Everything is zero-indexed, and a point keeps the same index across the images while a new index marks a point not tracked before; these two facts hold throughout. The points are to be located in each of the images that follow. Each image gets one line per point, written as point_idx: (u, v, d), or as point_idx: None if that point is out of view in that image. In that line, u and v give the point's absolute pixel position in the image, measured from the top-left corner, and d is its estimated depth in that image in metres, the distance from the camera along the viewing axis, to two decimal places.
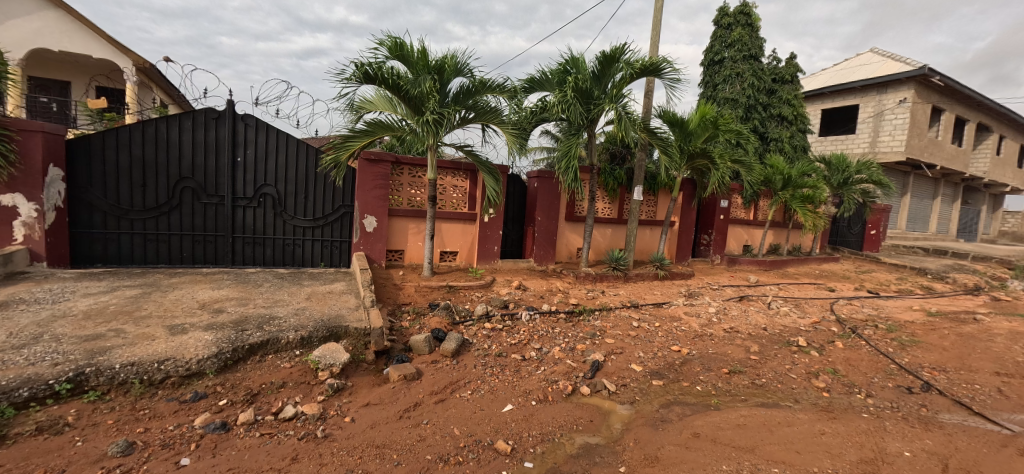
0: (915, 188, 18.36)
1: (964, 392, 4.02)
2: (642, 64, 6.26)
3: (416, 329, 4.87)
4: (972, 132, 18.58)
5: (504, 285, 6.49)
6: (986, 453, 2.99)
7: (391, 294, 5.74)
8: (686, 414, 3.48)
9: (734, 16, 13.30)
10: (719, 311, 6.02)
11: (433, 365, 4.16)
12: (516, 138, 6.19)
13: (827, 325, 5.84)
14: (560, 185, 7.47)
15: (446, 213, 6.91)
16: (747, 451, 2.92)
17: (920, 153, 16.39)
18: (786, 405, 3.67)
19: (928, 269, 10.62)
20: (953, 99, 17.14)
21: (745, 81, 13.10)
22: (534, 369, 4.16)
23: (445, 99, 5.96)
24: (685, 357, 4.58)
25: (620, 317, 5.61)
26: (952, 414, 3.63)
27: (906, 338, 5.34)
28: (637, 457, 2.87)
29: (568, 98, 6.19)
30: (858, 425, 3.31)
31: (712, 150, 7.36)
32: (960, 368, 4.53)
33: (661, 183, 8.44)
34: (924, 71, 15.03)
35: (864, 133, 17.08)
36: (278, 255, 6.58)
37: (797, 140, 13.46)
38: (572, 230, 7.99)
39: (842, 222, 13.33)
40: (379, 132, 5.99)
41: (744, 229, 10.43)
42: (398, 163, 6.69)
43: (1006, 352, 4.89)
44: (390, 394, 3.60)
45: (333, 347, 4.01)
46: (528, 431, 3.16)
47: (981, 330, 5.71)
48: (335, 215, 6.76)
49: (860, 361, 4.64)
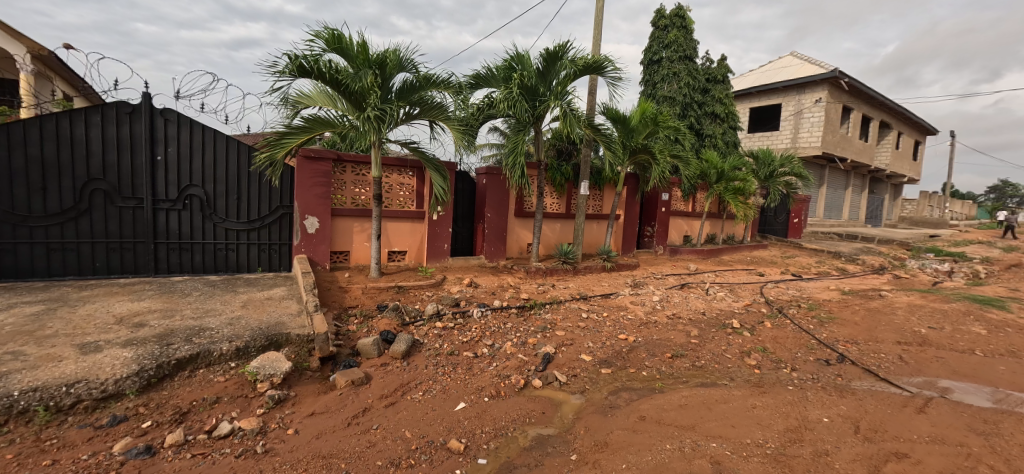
0: (830, 180, 20.27)
1: (872, 360, 4.50)
2: (585, 62, 6.41)
3: (364, 332, 4.70)
4: (876, 129, 20.80)
5: (455, 283, 6.43)
6: (890, 414, 3.36)
7: (336, 298, 5.49)
8: (633, 399, 3.62)
9: (670, 19, 13.99)
10: (662, 299, 6.32)
11: (383, 368, 4.03)
12: (463, 134, 6.13)
13: (757, 306, 6.33)
14: (508, 181, 7.50)
15: (393, 212, 6.72)
16: (689, 429, 3.08)
17: (834, 148, 18.09)
18: (722, 383, 3.92)
19: (842, 252, 11.78)
20: (859, 100, 19.09)
21: (682, 80, 13.81)
22: (486, 365, 4.16)
23: (389, 95, 5.80)
24: (631, 344, 4.76)
25: (570, 309, 5.74)
26: (862, 381, 4.05)
27: (824, 316, 5.88)
28: (588, 444, 2.95)
29: (513, 95, 6.21)
30: (785, 397, 3.60)
31: (652, 146, 7.71)
32: (868, 339, 5.06)
33: (606, 178, 8.70)
34: (836, 73, 16.60)
35: (786, 130, 18.58)
36: (209, 262, 6.10)
37: (728, 137, 14.41)
38: (521, 226, 8.06)
39: (769, 212, 14.45)
40: (318, 128, 5.71)
41: (684, 221, 11.02)
42: (340, 160, 6.40)
43: (905, 323, 5.54)
44: (336, 401, 3.44)
45: (273, 356, 3.76)
46: (481, 427, 3.15)
47: (885, 304, 6.44)
48: (273, 216, 6.37)
49: (786, 338, 5.05)
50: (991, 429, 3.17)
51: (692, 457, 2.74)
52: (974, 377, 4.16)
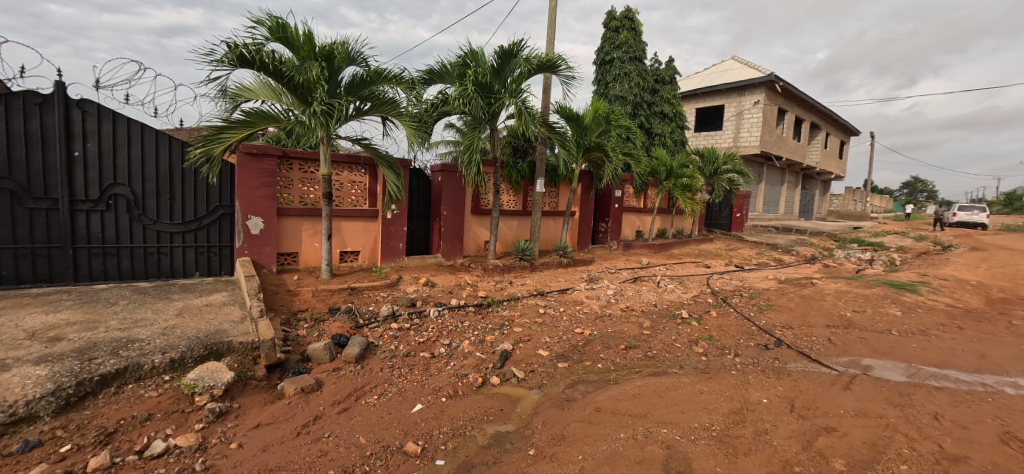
0: (768, 177, 21.73)
1: (805, 343, 4.87)
2: (539, 60, 6.46)
3: (315, 337, 4.49)
4: (807, 130, 22.49)
5: (411, 283, 6.29)
6: (821, 392, 3.65)
7: (283, 302, 5.22)
8: (589, 391, 3.70)
9: (620, 20, 14.39)
10: (616, 293, 6.51)
11: (335, 373, 3.87)
12: (416, 131, 6.00)
13: (704, 297, 6.68)
14: (464, 179, 7.44)
15: (344, 211, 6.48)
16: (642, 417, 3.19)
17: (772, 147, 19.37)
18: (672, 372, 4.09)
19: (778, 244, 12.66)
20: (793, 103, 20.56)
21: (632, 80, 14.26)
22: (444, 365, 4.10)
23: (338, 89, 5.58)
24: (587, 338, 4.87)
25: (528, 305, 5.78)
26: (797, 363, 4.37)
27: (764, 304, 6.29)
28: (545, 438, 2.97)
29: (468, 92, 6.16)
30: (729, 382, 3.81)
31: (605, 144, 7.91)
32: (801, 324, 5.46)
33: (561, 175, 8.83)
34: (772, 77, 17.77)
35: (728, 130, 19.69)
36: (138, 267, 5.60)
37: (676, 136, 15.07)
38: (478, 223, 8.02)
39: (715, 207, 15.26)
40: (262, 123, 5.43)
41: (636, 216, 11.42)
42: (286, 157, 6.08)
43: (833, 308, 6.04)
44: (284, 411, 3.26)
45: (213, 367, 3.52)
46: (439, 428, 3.10)
47: (816, 291, 6.99)
48: (211, 217, 5.96)
49: (730, 326, 5.35)
50: (906, 400, 3.51)
51: (645, 444, 2.84)
52: (891, 354, 4.61)
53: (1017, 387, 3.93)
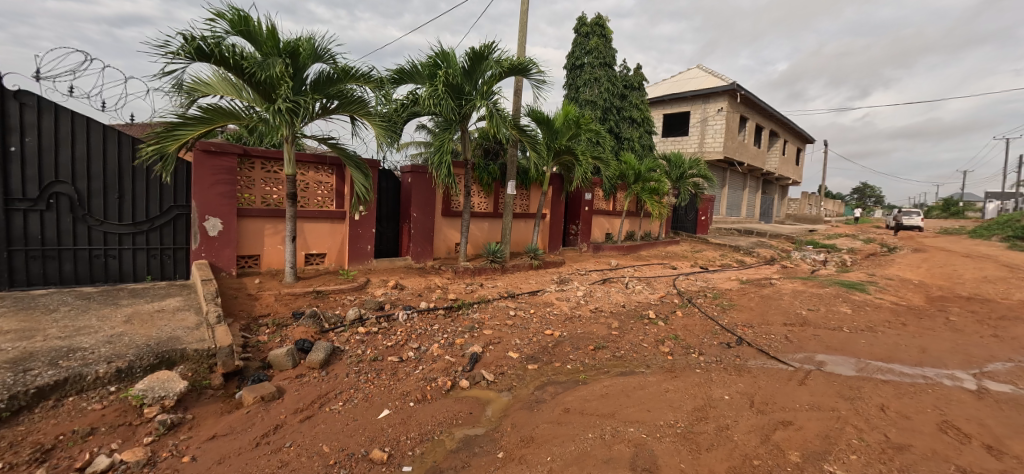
0: (731, 182, 22.62)
1: (764, 341, 5.08)
2: (510, 63, 6.48)
3: (277, 343, 4.32)
4: (767, 137, 23.56)
5: (380, 286, 6.16)
6: (779, 388, 3.80)
7: (243, 306, 4.99)
8: (558, 392, 3.72)
9: (591, 27, 14.68)
10: (586, 294, 6.60)
11: (298, 380, 3.73)
12: (386, 131, 5.90)
13: (671, 297, 6.86)
14: (434, 181, 7.37)
15: (309, 213, 6.28)
16: (609, 417, 3.23)
17: (734, 153, 20.17)
18: (639, 371, 4.18)
19: (740, 246, 13.18)
20: (754, 111, 21.50)
21: (602, 85, 14.53)
22: (412, 369, 4.03)
23: (303, 87, 5.42)
24: (557, 339, 4.90)
25: (498, 307, 5.77)
26: (756, 360, 4.55)
27: (726, 304, 6.52)
28: (514, 440, 2.96)
29: (439, 93, 6.11)
30: (693, 380, 3.92)
31: (575, 147, 8.01)
32: (761, 323, 5.69)
33: (532, 178, 8.87)
34: (734, 86, 18.52)
35: (693, 136, 20.37)
36: (82, 271, 5.24)
37: (644, 140, 15.47)
38: (449, 225, 7.97)
39: (681, 210, 15.73)
40: (220, 119, 5.20)
41: (605, 219, 11.63)
42: (247, 155, 5.84)
43: (789, 307, 6.34)
44: (242, 421, 3.11)
45: (164, 376, 3.32)
46: (406, 433, 3.04)
47: (775, 291, 7.32)
48: (164, 217, 5.65)
49: (694, 326, 5.51)
50: (855, 394, 3.72)
51: (612, 443, 2.88)
52: (842, 350, 4.87)
53: (953, 378, 4.24)
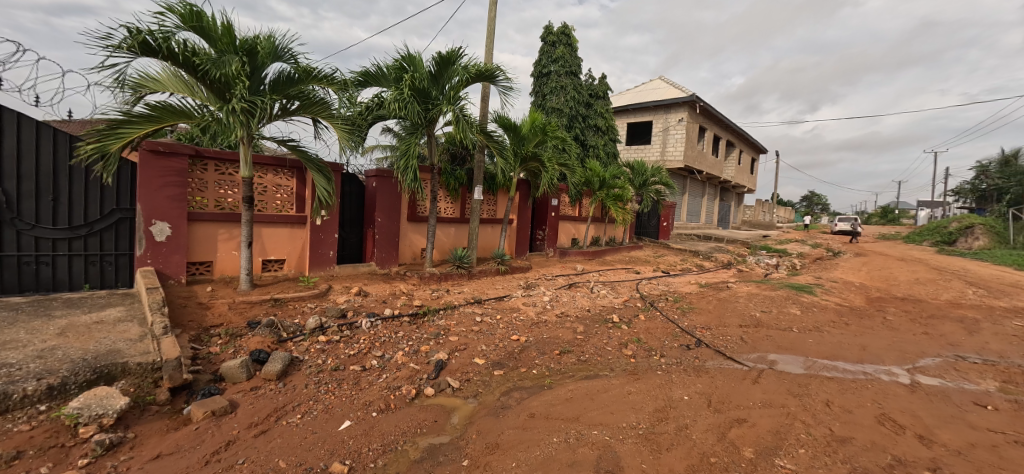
0: (691, 190, 23.53)
1: (720, 342, 5.29)
2: (477, 69, 6.50)
3: (230, 354, 4.11)
4: (724, 147, 24.70)
5: (342, 293, 5.99)
6: (735, 387, 3.97)
7: (192, 316, 4.71)
8: (523, 398, 3.73)
9: (557, 36, 14.97)
10: (552, 299, 6.66)
11: (253, 393, 3.56)
12: (349, 134, 5.77)
13: (634, 301, 7.04)
14: (400, 185, 7.26)
15: (267, 217, 6.04)
16: (574, 421, 3.27)
17: (694, 162, 21.01)
18: (604, 374, 4.26)
19: (700, 251, 13.72)
20: (712, 121, 22.50)
21: (568, 93, 14.81)
22: (375, 378, 3.93)
23: (261, 86, 5.23)
24: (523, 344, 4.92)
25: (464, 314, 5.72)
26: (714, 361, 4.73)
27: (686, 307, 6.75)
28: (479, 447, 2.95)
29: (405, 97, 6.04)
30: (655, 382, 4.03)
31: (542, 154, 8.11)
32: (718, 325, 5.93)
33: (499, 183, 8.90)
34: (694, 97, 19.33)
35: (656, 144, 21.08)
36: (9, 279, 4.80)
37: (609, 148, 15.87)
38: (414, 231, 7.86)
39: (644, 216, 16.20)
40: (170, 118, 4.94)
41: (571, 224, 11.83)
42: (199, 156, 5.55)
43: (744, 309, 6.64)
44: (189, 438, 2.92)
45: (103, 392, 3.08)
46: (368, 445, 2.95)
47: (731, 294, 7.65)
48: (105, 221, 5.27)
49: (656, 329, 5.68)
50: (803, 391, 3.94)
51: (576, 447, 2.91)
52: (792, 349, 5.15)
53: (889, 374, 4.57)
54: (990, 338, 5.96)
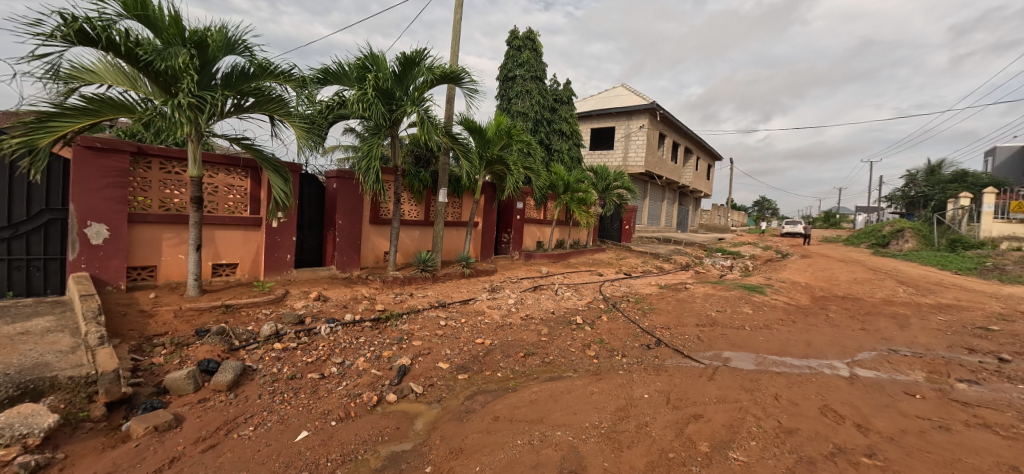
0: (652, 194, 24.34)
1: (678, 341, 5.50)
2: (442, 71, 6.45)
3: (175, 365, 3.86)
4: (682, 154, 25.72)
5: (300, 298, 5.77)
6: (692, 384, 4.13)
7: (133, 325, 4.39)
8: (488, 401, 3.72)
9: (522, 40, 15.13)
10: (517, 302, 6.69)
11: (201, 405, 3.36)
12: (308, 133, 5.58)
13: (597, 303, 7.19)
14: (361, 187, 7.10)
15: (218, 219, 5.73)
16: (538, 422, 3.30)
17: (655, 167, 21.75)
18: (567, 375, 4.32)
19: (660, 253, 14.19)
20: (671, 129, 23.39)
21: (533, 98, 14.97)
22: (335, 386, 3.81)
23: (212, 81, 4.98)
24: (488, 348, 4.91)
25: (428, 318, 5.65)
26: (672, 359, 4.90)
27: (647, 308, 6.96)
28: (443, 453, 2.91)
29: (367, 97, 5.92)
30: (617, 381, 4.13)
31: (507, 157, 8.15)
32: (677, 324, 6.15)
33: (464, 186, 8.86)
34: (654, 105, 20.03)
35: (618, 150, 21.66)
36: None
37: (573, 152, 16.15)
38: (377, 233, 7.69)
39: (607, 220, 16.59)
40: (110, 112, 4.60)
41: (536, 227, 11.94)
42: (141, 153, 5.20)
43: (700, 309, 6.93)
44: (129, 456, 2.72)
45: (28, 410, 2.81)
46: (327, 455, 2.85)
47: (688, 295, 7.96)
48: (32, 223, 4.82)
49: (618, 330, 5.82)
50: (754, 385, 4.15)
51: (540, 448, 2.93)
52: (744, 347, 5.42)
53: (831, 367, 4.89)
54: (917, 332, 6.50)
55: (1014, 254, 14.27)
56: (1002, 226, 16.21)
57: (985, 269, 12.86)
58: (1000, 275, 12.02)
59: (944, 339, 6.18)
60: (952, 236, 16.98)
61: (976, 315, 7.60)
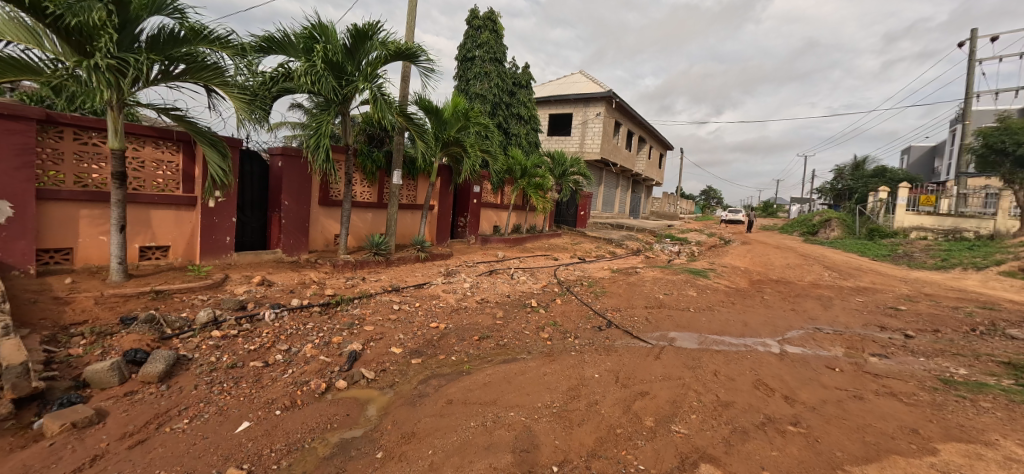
0: (607, 181, 24.95)
1: (627, 323, 5.73)
2: (397, 46, 6.18)
3: (97, 356, 3.52)
4: (636, 142, 26.49)
5: (242, 283, 5.43)
6: (640, 363, 4.32)
7: (44, 313, 3.94)
8: (441, 385, 3.71)
9: (483, 21, 14.79)
10: (473, 286, 6.68)
11: (128, 399, 3.10)
12: (248, 106, 5.19)
13: (551, 287, 7.32)
14: (309, 166, 6.74)
15: (146, 197, 5.25)
16: (491, 404, 3.33)
17: (610, 155, 22.27)
18: (521, 357, 4.39)
19: (612, 239, 14.64)
20: (626, 117, 23.96)
21: (492, 80, 14.75)
22: (280, 374, 3.64)
23: (135, 43, 4.49)
24: (442, 332, 4.88)
25: (381, 302, 5.52)
26: (622, 340, 5.11)
27: (599, 291, 7.18)
28: (394, 438, 2.88)
29: (315, 70, 5.59)
30: (568, 362, 4.24)
31: (464, 140, 8.01)
32: (627, 306, 6.41)
33: (420, 167, 8.65)
34: (611, 93, 20.38)
35: (575, 136, 21.92)
36: None
37: (531, 137, 16.18)
38: (327, 215, 7.37)
39: (563, 205, 16.86)
40: (10, 73, 4.07)
41: (493, 211, 11.93)
42: (51, 121, 4.63)
43: (649, 292, 7.25)
44: (42, 457, 2.46)
45: None
46: (270, 446, 2.73)
47: (638, 279, 8.30)
48: None
49: (571, 312, 5.98)
50: (696, 363, 4.42)
51: (493, 429, 2.97)
52: (688, 327, 5.74)
53: (764, 345, 5.30)
54: (838, 312, 7.18)
55: (920, 242, 15.97)
56: (912, 217, 17.83)
57: (896, 256, 14.33)
58: (907, 261, 13.46)
59: (860, 318, 6.85)
60: (870, 226, 18.72)
61: (888, 297, 8.47)
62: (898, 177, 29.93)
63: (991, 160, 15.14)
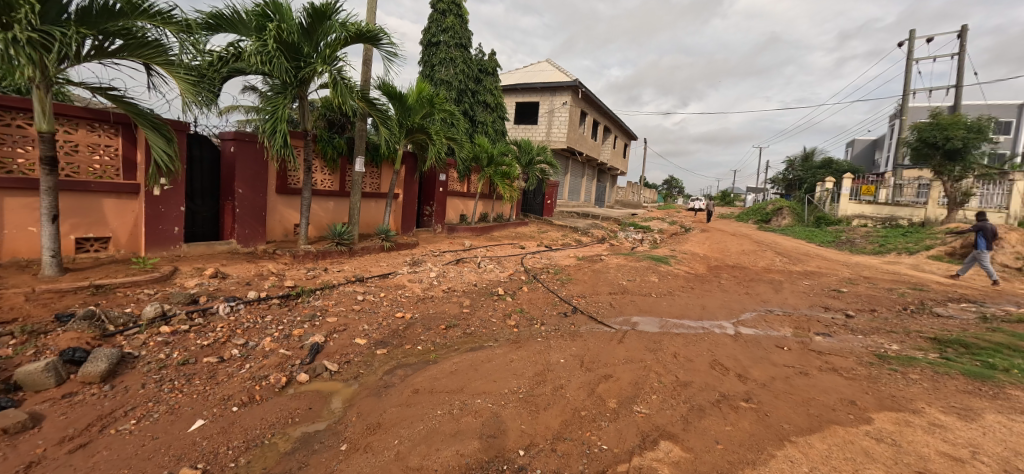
0: (573, 171, 25.25)
1: (591, 308, 5.88)
2: (357, 28, 5.94)
3: (30, 356, 3.26)
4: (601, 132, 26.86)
5: (193, 276, 5.15)
6: (604, 348, 4.45)
7: None
8: (408, 375, 3.68)
9: (448, 4, 14.41)
10: (439, 275, 6.63)
11: (66, 401, 2.90)
12: (194, 88, 4.86)
13: (518, 275, 7.38)
14: (265, 152, 6.43)
15: (80, 184, 4.85)
16: (458, 392, 3.34)
17: (576, 144, 22.50)
18: (488, 345, 4.42)
19: (578, 227, 14.87)
20: (592, 107, 24.21)
21: (458, 66, 14.50)
22: (236, 369, 3.50)
23: (62, 15, 4.10)
24: (408, 321, 4.83)
25: (345, 293, 5.39)
26: (586, 325, 5.24)
27: (565, 278, 7.31)
28: (359, 430, 2.84)
29: (268, 50, 5.30)
30: (535, 348, 4.31)
31: (428, 126, 7.86)
32: (592, 293, 6.57)
33: (383, 155, 8.43)
34: (576, 83, 20.49)
35: (542, 125, 21.98)
36: None
37: (497, 125, 16.08)
38: (285, 204, 7.07)
39: (530, 194, 16.95)
40: None
41: (459, 200, 11.85)
42: None
43: (613, 278, 7.45)
44: None
45: None
46: (227, 443, 2.63)
47: (603, 266, 8.50)
48: None
49: (537, 299, 6.06)
50: (656, 346, 4.59)
51: (460, 417, 2.98)
52: (650, 311, 5.95)
53: (720, 327, 5.58)
54: (788, 295, 7.64)
55: (860, 229, 17.18)
56: (855, 206, 19.12)
57: (839, 242, 15.35)
58: (850, 247, 14.48)
59: (806, 300, 7.33)
60: (818, 215, 19.96)
61: (831, 280, 9.09)
62: (844, 168, 31.90)
63: (924, 153, 16.22)
